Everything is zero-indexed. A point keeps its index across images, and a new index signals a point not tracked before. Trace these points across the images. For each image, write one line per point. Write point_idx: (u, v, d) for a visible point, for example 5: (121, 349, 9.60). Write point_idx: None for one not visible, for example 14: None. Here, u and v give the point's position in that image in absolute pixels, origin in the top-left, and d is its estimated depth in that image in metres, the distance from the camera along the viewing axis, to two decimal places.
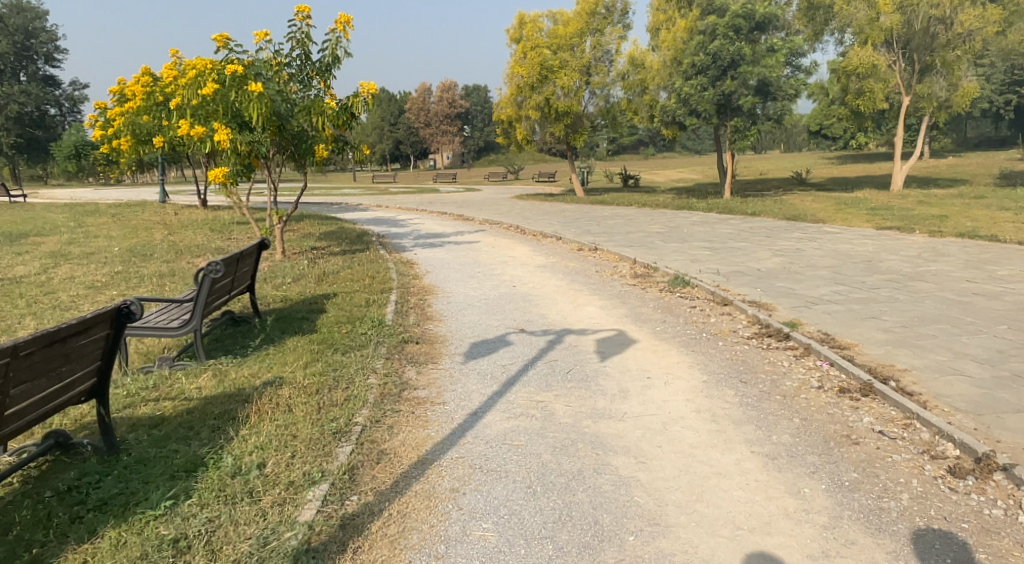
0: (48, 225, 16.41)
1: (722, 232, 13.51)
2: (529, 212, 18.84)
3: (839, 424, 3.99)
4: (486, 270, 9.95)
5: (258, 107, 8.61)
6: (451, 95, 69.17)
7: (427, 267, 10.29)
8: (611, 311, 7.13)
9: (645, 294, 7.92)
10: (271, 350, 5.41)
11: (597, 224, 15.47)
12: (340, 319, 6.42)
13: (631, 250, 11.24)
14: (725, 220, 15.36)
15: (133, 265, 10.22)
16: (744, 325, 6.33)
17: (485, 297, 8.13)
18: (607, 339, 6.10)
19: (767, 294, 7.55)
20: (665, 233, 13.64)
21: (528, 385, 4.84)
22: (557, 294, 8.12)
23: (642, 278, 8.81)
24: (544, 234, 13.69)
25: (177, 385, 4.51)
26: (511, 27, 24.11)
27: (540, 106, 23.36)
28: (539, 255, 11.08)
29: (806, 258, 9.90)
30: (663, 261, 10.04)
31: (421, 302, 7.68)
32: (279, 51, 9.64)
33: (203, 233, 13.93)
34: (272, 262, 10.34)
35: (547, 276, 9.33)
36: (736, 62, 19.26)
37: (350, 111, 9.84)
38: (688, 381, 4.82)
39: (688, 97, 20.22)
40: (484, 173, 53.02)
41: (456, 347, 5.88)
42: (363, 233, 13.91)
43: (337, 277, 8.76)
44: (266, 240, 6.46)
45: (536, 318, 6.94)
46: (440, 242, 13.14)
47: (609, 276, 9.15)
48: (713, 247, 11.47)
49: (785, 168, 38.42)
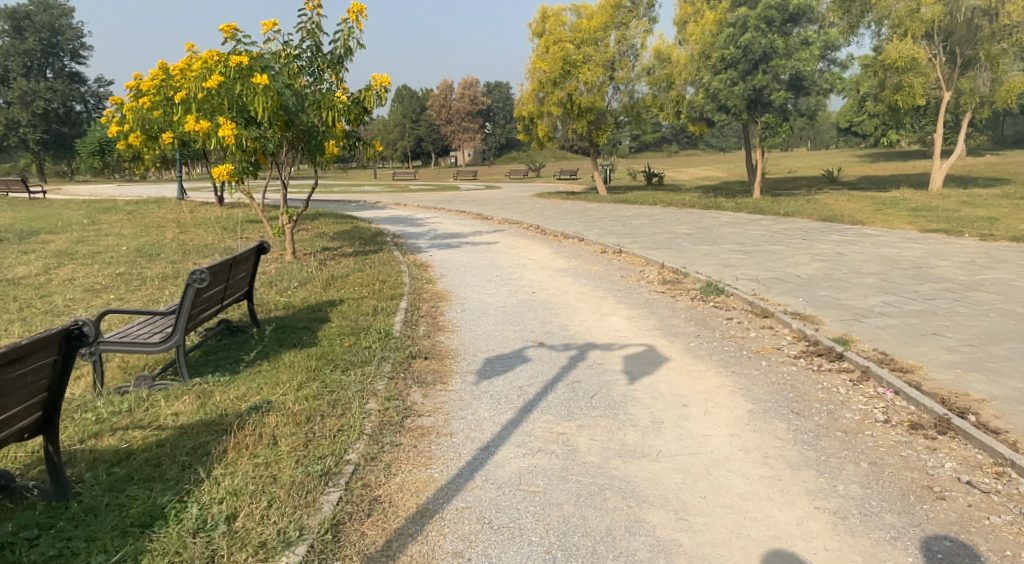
0: (62, 222, 16.18)
1: (753, 233, 12.81)
2: (550, 211, 18.25)
3: (916, 472, 3.39)
4: (504, 274, 9.40)
5: (264, 100, 8.13)
6: (472, 91, 68.74)
7: (442, 270, 9.77)
8: (639, 323, 6.54)
9: (676, 303, 7.30)
10: (264, 367, 4.91)
11: (621, 225, 14.83)
12: (343, 330, 5.91)
13: (659, 253, 10.61)
14: (757, 221, 14.66)
15: (138, 265, 9.83)
16: (788, 341, 5.70)
17: (502, 305, 7.58)
18: (636, 356, 5.50)
19: (811, 305, 6.91)
20: (694, 234, 13.00)
21: (548, 412, 4.26)
22: (580, 302, 7.54)
23: (672, 285, 8.20)
24: (566, 235, 13.12)
25: (153, 409, 4.01)
26: (534, 21, 23.54)
27: (562, 101, 22.77)
28: (561, 259, 10.50)
29: (849, 263, 9.22)
30: (693, 265, 9.41)
31: (433, 310, 7.15)
32: (289, 42, 9.17)
33: (215, 231, 13.55)
34: (280, 264, 9.89)
35: (569, 282, 8.74)
36: (769, 55, 18.51)
37: (362, 106, 9.35)
38: (731, 410, 4.22)
39: (716, 92, 19.45)
40: (505, 171, 52.49)
41: (469, 364, 5.33)
42: (378, 233, 13.43)
43: (346, 281, 8.28)
44: (266, 243, 5.96)
45: (557, 330, 6.37)
46: (457, 243, 12.62)
47: (636, 282, 8.54)
48: (745, 250, 10.81)
49: (815, 166, 37.36)
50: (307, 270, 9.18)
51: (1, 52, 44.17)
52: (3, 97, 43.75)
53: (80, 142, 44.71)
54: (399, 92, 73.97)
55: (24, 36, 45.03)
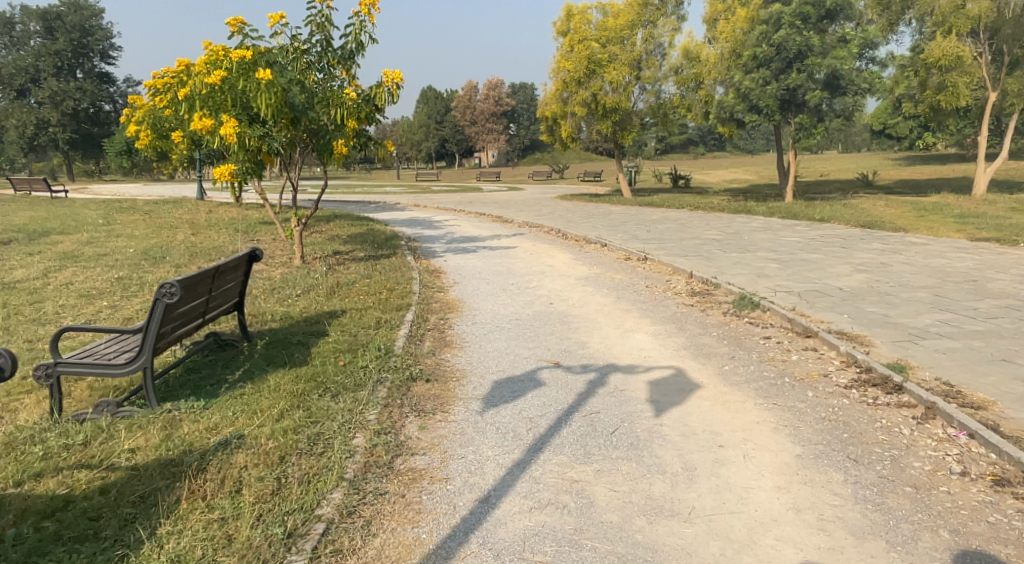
0: (78, 222, 15.98)
1: (787, 240, 12.10)
2: (572, 215, 17.64)
3: (1012, 547, 2.78)
4: (521, 282, 8.84)
5: (267, 96, 7.65)
6: (496, 92, 68.33)
7: (456, 277, 9.25)
8: (665, 341, 5.94)
9: (706, 318, 6.68)
10: (246, 390, 4.41)
11: (646, 229, 14.18)
12: (340, 346, 5.40)
13: (687, 260, 9.98)
14: (791, 227, 13.93)
15: (140, 269, 9.44)
16: (837, 367, 5.05)
17: (517, 317, 7.01)
18: (662, 382, 4.89)
19: (858, 323, 6.25)
20: (724, 240, 12.33)
21: (561, 451, 3.68)
22: (601, 315, 6.95)
23: (702, 297, 7.58)
24: (588, 240, 12.53)
25: (109, 443, 3.52)
26: (559, 19, 22.93)
27: (587, 102, 22.12)
28: (582, 266, 9.90)
29: (896, 275, 8.51)
30: (724, 275, 8.75)
31: (441, 323, 6.61)
32: (298, 36, 8.71)
33: (227, 233, 13.18)
34: (286, 269, 9.44)
35: (590, 292, 8.16)
36: (804, 53, 17.74)
37: (373, 103, 8.85)
38: (776, 453, 3.61)
39: (748, 91, 18.69)
40: (528, 172, 51.82)
41: (475, 388, 4.76)
42: (393, 236, 12.97)
43: (352, 288, 7.78)
44: (259, 249, 5.47)
45: (576, 348, 5.78)
46: (474, 248, 12.10)
47: (662, 293, 7.92)
48: (779, 258, 10.11)
49: (849, 169, 36.19)
50: (313, 276, 8.73)
51: (34, 52, 44.74)
52: (34, 98, 44.28)
53: (108, 141, 45.13)
54: (424, 93, 73.80)
55: (55, 36, 45.58)
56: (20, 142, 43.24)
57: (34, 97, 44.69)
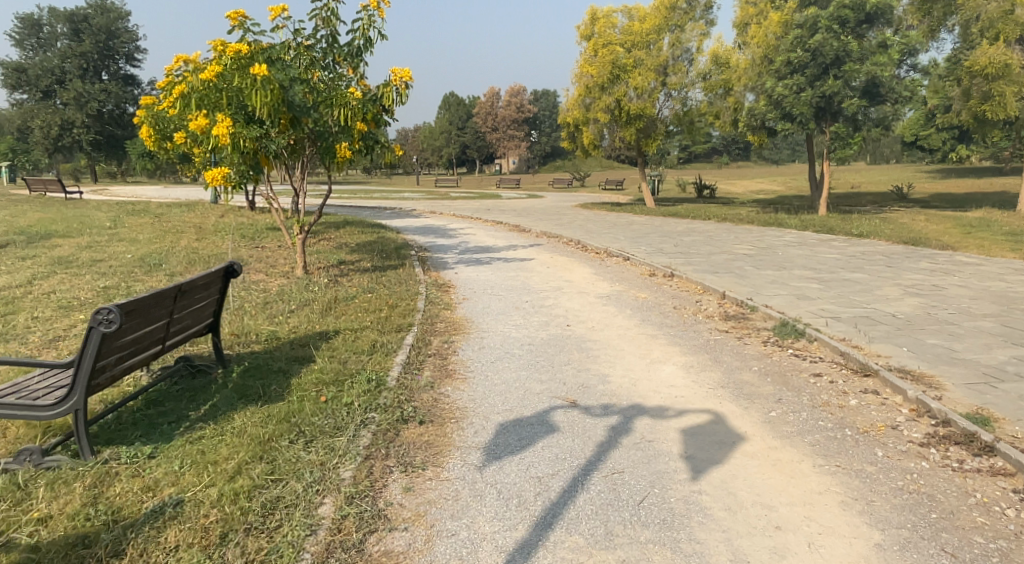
0: (84, 224, 15.57)
1: (825, 257, 11.26)
2: (593, 225, 16.91)
3: None
4: (536, 299, 8.12)
5: (261, 93, 7.01)
6: (519, 99, 67.82)
7: (466, 292, 8.56)
8: (699, 376, 5.18)
9: (744, 349, 5.92)
10: (205, 434, 3.74)
11: (671, 241, 13.41)
12: (324, 376, 4.70)
13: (717, 278, 9.22)
14: (827, 242, 13.12)
15: (131, 276, 8.87)
16: (906, 418, 4.26)
17: (529, 341, 6.28)
18: (697, 430, 4.13)
19: (921, 359, 5.46)
20: (756, 255, 11.55)
21: (575, 531, 2.94)
22: (625, 341, 6.20)
23: (737, 322, 6.81)
24: (610, 253, 11.82)
25: (17, 509, 2.88)
26: (582, 23, 22.20)
27: (610, 108, 21.38)
28: (603, 282, 9.17)
29: (953, 300, 7.69)
30: (760, 296, 7.98)
31: (444, 348, 5.91)
32: (301, 31, 8.10)
33: (232, 239, 12.63)
34: (286, 281, 8.84)
35: (613, 312, 7.42)
36: (841, 58, 16.82)
37: (380, 104, 8.21)
38: (848, 542, 2.85)
39: (780, 98, 17.82)
40: (548, 180, 51.21)
41: (475, 433, 4.03)
42: (403, 245, 12.33)
43: (349, 304, 7.13)
44: (238, 264, 4.82)
45: (596, 383, 5.03)
46: (488, 259, 11.43)
47: (692, 315, 7.16)
48: (819, 278, 9.29)
49: (881, 181, 35.08)
50: (311, 289, 8.11)
51: (60, 54, 45.02)
52: (59, 98, 44.50)
53: (131, 143, 45.25)
54: (446, 99, 73.55)
55: (82, 38, 45.90)
56: (44, 142, 43.35)
57: (59, 98, 44.97)
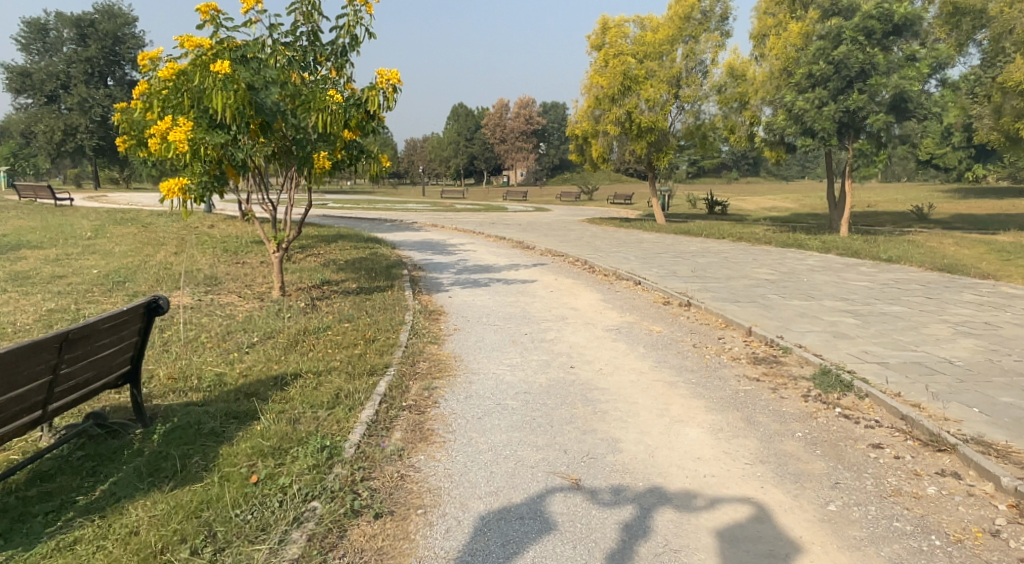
0: (63, 234, 14.73)
1: (855, 285, 10.28)
2: (602, 242, 15.99)
3: None
4: (536, 332, 7.15)
5: (224, 93, 6.10)
6: (527, 111, 67.25)
7: (458, 321, 7.62)
8: (732, 445, 4.22)
9: (782, 405, 4.96)
10: (83, 538, 2.82)
11: (685, 263, 12.45)
12: (264, 443, 3.74)
13: (740, 309, 8.28)
14: (855, 267, 12.17)
15: (87, 296, 7.97)
16: (1008, 520, 3.31)
17: (525, 389, 5.31)
18: (737, 534, 3.16)
19: (1002, 425, 4.50)
20: (779, 281, 10.61)
21: None
22: (638, 392, 5.24)
23: (770, 367, 5.84)
24: (619, 275, 10.89)
25: None
26: (593, 32, 21.38)
27: (620, 120, 20.53)
28: (612, 311, 8.24)
29: (1015, 343, 6.72)
30: (791, 334, 7.04)
31: (423, 397, 4.94)
32: (277, 26, 7.24)
33: (213, 253, 11.75)
34: (259, 304, 7.95)
35: (623, 350, 6.46)
36: (867, 72, 15.92)
37: (365, 109, 7.32)
38: None
39: (800, 113, 16.76)
40: (556, 193, 50.43)
41: (444, 534, 3.09)
42: (396, 263, 11.41)
43: (320, 337, 6.18)
44: (162, 299, 3.91)
45: (603, 453, 4.06)
46: (487, 280, 10.49)
47: (716, 357, 6.19)
48: (854, 310, 8.32)
49: (898, 200, 34.06)
50: (283, 316, 7.19)
51: (66, 59, 44.47)
52: (64, 104, 44.03)
53: None
54: (456, 109, 73.27)
55: (87, 43, 45.39)
56: (48, 148, 43.08)
57: (63, 103, 44.45)
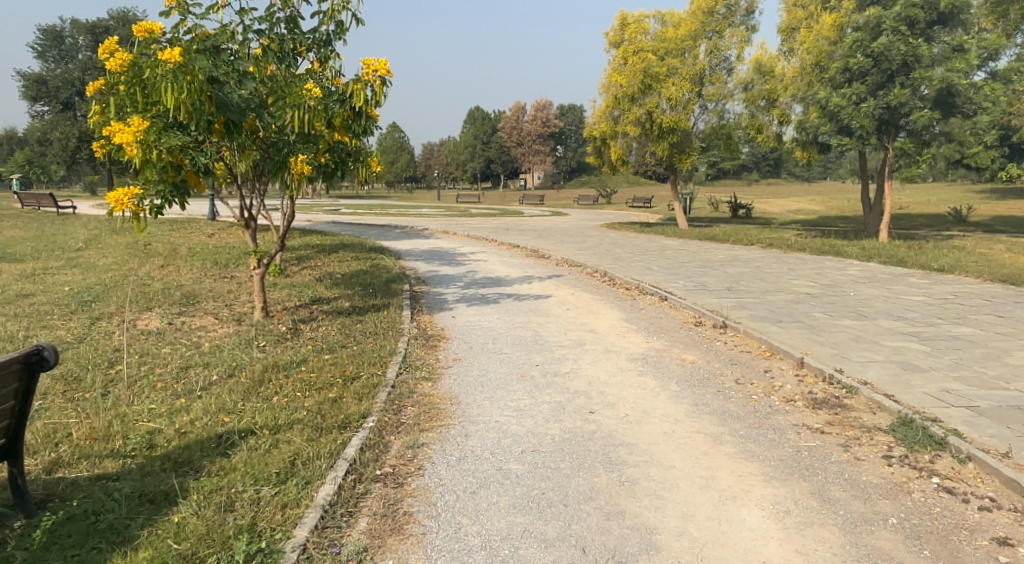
0: (54, 244, 14.02)
1: (910, 300, 9.13)
2: (622, 250, 14.93)
3: None
4: (550, 363, 6.11)
5: (174, 85, 5.16)
6: (544, 114, 66.21)
7: (459, 348, 6.60)
8: (807, 540, 3.16)
9: (862, 474, 3.88)
10: None
11: (715, 274, 11.37)
12: (170, 555, 2.75)
13: (784, 332, 7.21)
14: (905, 277, 11.00)
15: (44, 320, 7.10)
16: None
17: (535, 446, 4.25)
18: None
19: None
20: (822, 295, 9.49)
21: None
22: (674, 450, 4.18)
23: (836, 415, 4.76)
24: (642, 289, 9.83)
25: None
26: (611, 29, 20.27)
27: (640, 120, 19.43)
28: (636, 334, 7.20)
29: None
30: (851, 366, 5.96)
31: (404, 461, 3.93)
32: (248, 10, 6.28)
33: (201, 267, 10.88)
34: (235, 329, 7.00)
35: (652, 388, 5.39)
36: (910, 65, 14.71)
37: (350, 105, 6.33)
38: None
39: (836, 110, 15.62)
40: (572, 197, 49.37)
41: None
42: (397, 276, 10.44)
43: (293, 376, 5.19)
44: (48, 350, 2.99)
45: (634, 554, 3.03)
46: (497, 295, 9.47)
47: (766, 398, 5.13)
48: (918, 333, 7.19)
49: (932, 201, 32.54)
50: (257, 345, 6.23)
51: (80, 66, 44.14)
52: (79, 111, 43.91)
53: None
54: (472, 113, 72.66)
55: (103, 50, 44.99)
56: (64, 155, 43.04)
57: (79, 111, 44.19)
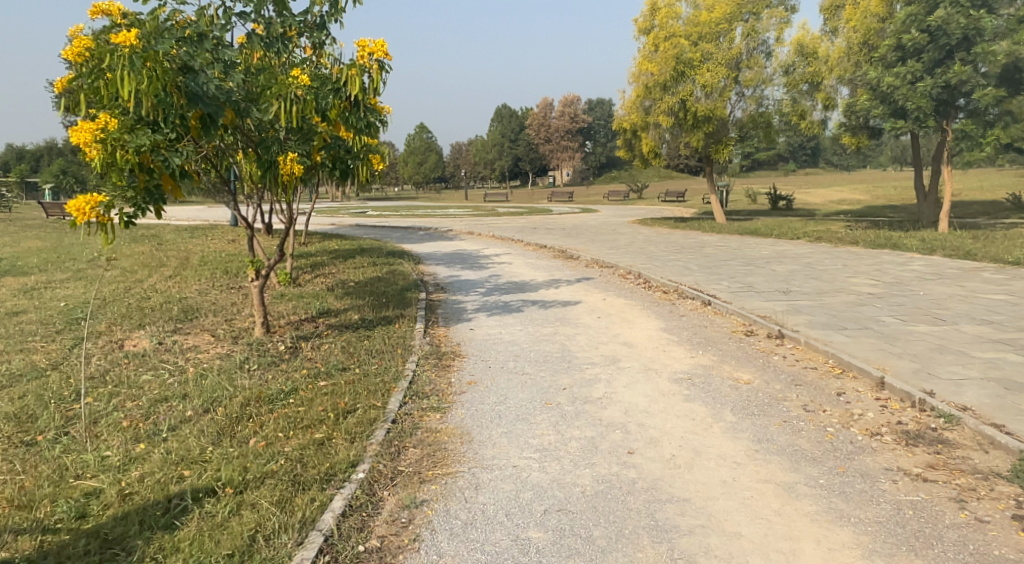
0: (67, 255, 13.60)
1: (992, 299, 8.03)
2: (658, 248, 13.95)
3: None
4: (580, 386, 5.24)
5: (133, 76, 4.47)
6: (572, 109, 65.04)
7: (475, 368, 5.77)
8: None
9: (993, 544, 2.96)
10: None
11: (761, 273, 10.37)
12: None
13: (852, 341, 6.23)
14: (980, 273, 9.82)
15: (24, 341, 6.50)
16: None
17: (561, 505, 3.39)
18: None
19: None
20: (886, 295, 8.45)
21: None
22: (738, 510, 3.29)
23: (940, 456, 3.81)
24: (682, 292, 8.89)
25: None
26: (641, 15, 19.27)
27: (673, 110, 18.41)
28: (678, 347, 6.30)
29: None
30: (943, 385, 4.97)
31: (394, 530, 3.12)
32: None
33: (209, 276, 10.27)
34: (227, 348, 6.29)
35: (703, 419, 4.50)
36: (970, 39, 13.47)
37: (346, 95, 5.58)
38: None
39: (889, 91, 14.40)
40: (602, 193, 48.28)
41: None
42: (414, 282, 9.68)
43: (277, 409, 4.45)
44: None
45: None
46: (521, 302, 8.63)
47: (845, 431, 4.20)
48: (1012, 341, 6.15)
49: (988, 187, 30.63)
50: (246, 368, 5.50)
51: None
52: None
53: None
54: (500, 111, 71.92)
55: None
56: None
57: None
